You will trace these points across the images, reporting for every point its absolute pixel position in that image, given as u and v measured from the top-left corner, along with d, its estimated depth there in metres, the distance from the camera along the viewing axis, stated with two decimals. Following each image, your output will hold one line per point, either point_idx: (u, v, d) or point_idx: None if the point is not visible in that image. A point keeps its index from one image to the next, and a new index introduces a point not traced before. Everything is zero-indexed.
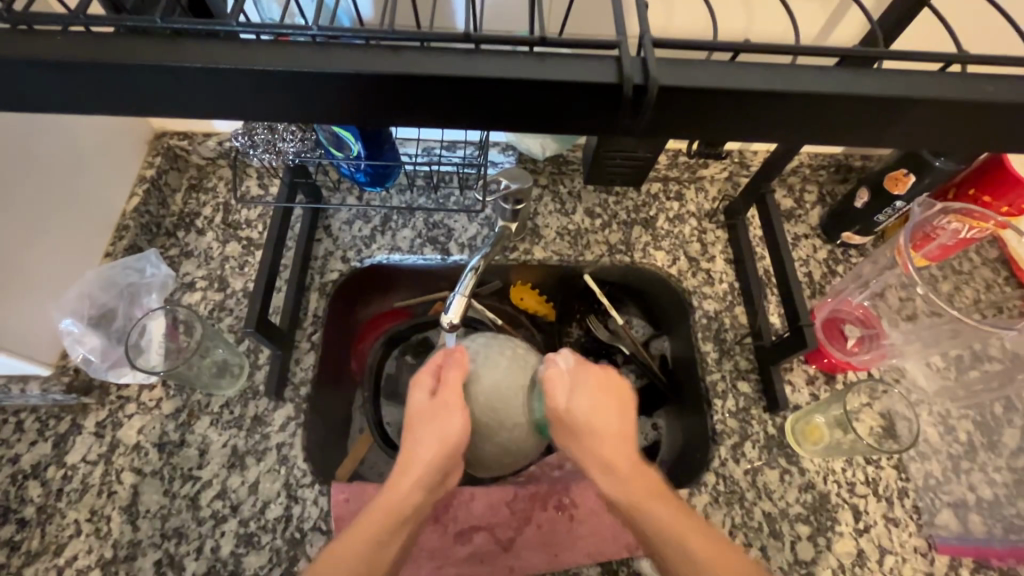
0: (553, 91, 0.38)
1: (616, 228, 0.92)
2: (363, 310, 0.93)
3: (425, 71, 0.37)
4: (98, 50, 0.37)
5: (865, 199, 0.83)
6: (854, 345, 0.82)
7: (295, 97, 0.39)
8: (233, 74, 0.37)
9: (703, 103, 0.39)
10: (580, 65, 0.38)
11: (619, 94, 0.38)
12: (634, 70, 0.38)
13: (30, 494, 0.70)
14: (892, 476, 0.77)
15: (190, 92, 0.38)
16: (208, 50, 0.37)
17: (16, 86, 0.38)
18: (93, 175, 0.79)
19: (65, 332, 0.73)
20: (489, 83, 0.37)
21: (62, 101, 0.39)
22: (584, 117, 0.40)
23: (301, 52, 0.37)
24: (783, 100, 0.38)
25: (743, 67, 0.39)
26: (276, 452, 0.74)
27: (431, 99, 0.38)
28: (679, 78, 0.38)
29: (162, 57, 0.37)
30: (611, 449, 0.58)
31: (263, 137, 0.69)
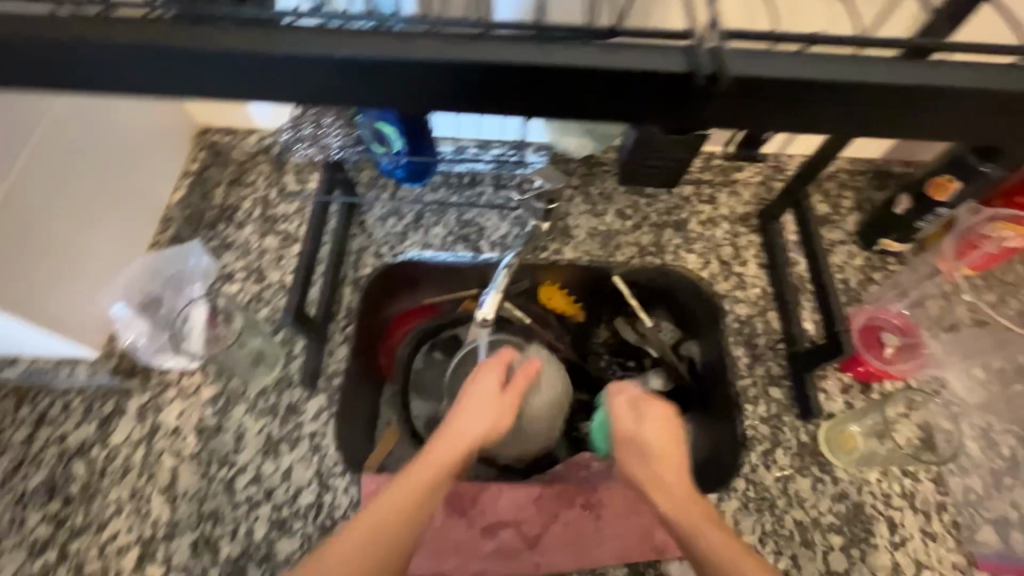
0: (625, 82, 0.38)
1: (647, 230, 0.92)
2: (389, 308, 0.89)
3: (505, 58, 0.38)
4: (176, 38, 0.38)
5: (906, 205, 0.80)
6: (893, 354, 0.79)
7: (374, 86, 0.40)
8: (317, 63, 0.38)
9: (774, 94, 0.38)
10: (650, 54, 0.38)
11: (692, 84, 0.38)
12: (710, 59, 0.38)
13: (76, 472, 0.73)
14: (931, 489, 0.75)
15: (274, 81, 0.40)
16: (295, 40, 0.39)
17: (96, 68, 0.39)
18: (144, 164, 0.83)
19: (116, 317, 0.78)
20: (567, 72, 0.38)
21: (144, 81, 0.40)
22: (649, 108, 0.40)
23: (378, 41, 0.38)
24: (844, 90, 0.38)
25: (811, 58, 0.38)
26: (309, 441, 0.76)
27: (500, 89, 0.39)
28: (758, 67, 0.38)
29: (253, 45, 0.38)
30: (668, 471, 0.60)
31: (308, 132, 0.72)
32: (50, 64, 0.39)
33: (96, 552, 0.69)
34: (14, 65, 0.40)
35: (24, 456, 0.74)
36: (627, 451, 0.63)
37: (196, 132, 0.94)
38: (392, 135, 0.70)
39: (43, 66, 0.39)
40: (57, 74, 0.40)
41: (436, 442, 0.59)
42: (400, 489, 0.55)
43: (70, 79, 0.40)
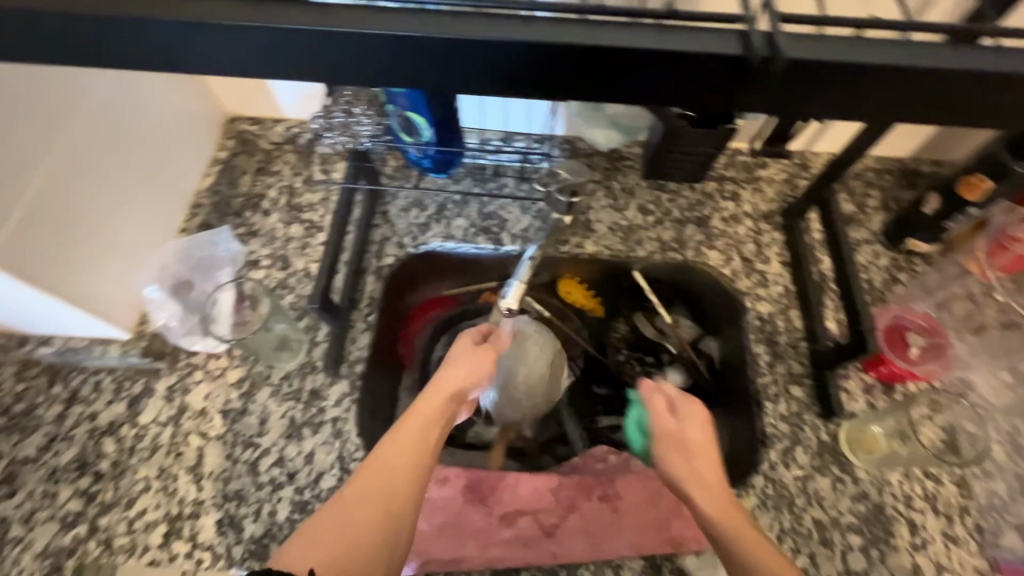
0: (684, 66, 0.37)
1: (668, 226, 0.91)
2: (411, 298, 0.91)
3: (556, 40, 0.36)
4: (190, 11, 0.35)
5: (934, 205, 0.80)
6: (918, 355, 0.77)
7: (424, 66, 0.37)
8: (379, 39, 0.36)
9: (828, 80, 0.37)
10: (702, 36, 0.37)
11: (745, 67, 0.37)
12: (763, 42, 0.36)
13: (106, 449, 0.75)
14: (953, 492, 0.74)
15: (328, 59, 0.37)
16: (354, 17, 0.36)
17: (109, 43, 0.37)
18: (175, 148, 0.84)
19: (148, 298, 0.79)
20: (626, 53, 0.36)
21: (186, 56, 0.37)
22: (706, 91, 0.38)
23: (411, 18, 0.36)
24: (893, 76, 0.37)
25: (863, 43, 0.37)
26: (331, 425, 0.77)
27: (552, 71, 0.38)
28: (811, 51, 0.36)
29: (311, 21, 0.36)
30: (702, 466, 0.65)
31: (340, 120, 0.73)
32: (84, 37, 0.36)
33: (124, 528, 0.71)
34: (42, 37, 0.36)
35: (56, 433, 0.76)
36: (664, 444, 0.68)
37: (226, 121, 0.95)
38: (420, 123, 0.70)
39: (81, 45, 0.37)
40: (91, 50, 0.37)
41: (425, 396, 0.65)
42: (399, 439, 0.61)
43: (104, 55, 0.37)
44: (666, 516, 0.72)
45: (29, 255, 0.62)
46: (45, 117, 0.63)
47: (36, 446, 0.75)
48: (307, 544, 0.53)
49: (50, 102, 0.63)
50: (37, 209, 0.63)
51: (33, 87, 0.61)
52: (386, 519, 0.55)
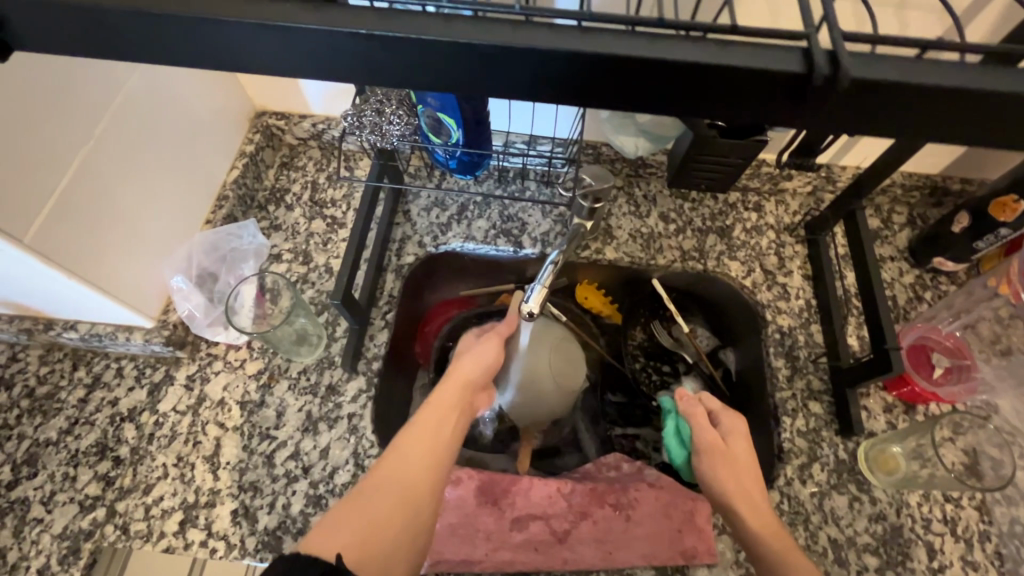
0: (745, 83, 0.35)
1: (690, 235, 0.91)
2: (431, 297, 0.95)
3: (618, 52, 0.34)
4: (223, 11, 0.35)
5: (964, 224, 0.79)
6: (942, 376, 0.77)
7: (456, 70, 0.36)
8: (437, 45, 0.35)
9: (892, 101, 0.35)
10: (765, 52, 0.35)
11: (806, 84, 0.34)
12: (825, 59, 0.34)
13: (126, 435, 0.76)
14: (974, 517, 0.73)
15: (382, 62, 0.36)
16: (415, 23, 0.35)
17: (144, 42, 0.36)
18: (204, 142, 0.84)
19: (175, 288, 0.79)
20: (686, 68, 0.34)
21: (239, 52, 0.36)
22: (762, 109, 0.37)
23: (443, 22, 0.35)
24: (959, 98, 0.34)
25: (924, 62, 0.35)
26: (347, 421, 0.77)
27: (604, 83, 0.36)
28: (882, 73, 0.34)
29: (371, 25, 0.34)
30: (749, 483, 0.63)
31: (371, 119, 0.72)
32: (136, 32, 0.36)
33: (141, 514, 0.72)
34: (82, 33, 0.36)
35: (78, 417, 0.77)
36: (713, 457, 0.65)
37: (253, 114, 0.94)
38: (450, 125, 0.70)
39: (127, 36, 0.36)
40: (139, 43, 0.36)
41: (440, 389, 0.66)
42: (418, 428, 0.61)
43: (154, 51, 0.37)
44: (679, 526, 0.72)
45: (61, 243, 0.63)
46: (83, 107, 0.64)
47: (58, 429, 0.77)
48: (330, 529, 0.53)
49: (88, 92, 0.64)
50: (70, 198, 0.63)
51: (74, 77, 0.62)
52: (405, 504, 0.55)
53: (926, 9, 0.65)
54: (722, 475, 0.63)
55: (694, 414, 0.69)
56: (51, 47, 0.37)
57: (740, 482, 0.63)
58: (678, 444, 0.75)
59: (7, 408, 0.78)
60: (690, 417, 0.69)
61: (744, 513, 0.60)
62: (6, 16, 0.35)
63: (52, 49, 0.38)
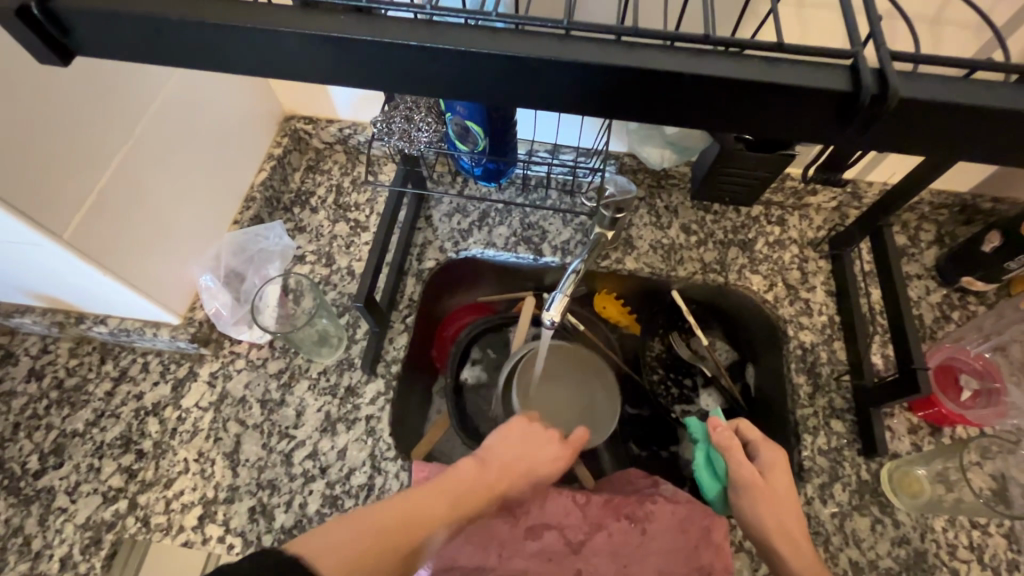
0: (786, 99, 0.35)
1: (712, 247, 0.90)
2: (449, 301, 0.96)
3: (664, 67, 0.34)
4: (275, 21, 0.36)
5: (994, 243, 0.77)
6: (970, 399, 0.75)
7: (500, 81, 0.37)
8: (482, 57, 0.35)
9: (937, 119, 0.34)
10: (807, 70, 0.34)
11: (852, 103, 0.34)
12: (871, 78, 0.34)
13: (149, 429, 0.78)
14: (1002, 545, 0.71)
15: (428, 73, 0.37)
16: (462, 35, 0.35)
17: (195, 50, 0.38)
18: (235, 145, 0.86)
19: (203, 286, 0.81)
20: (734, 84, 0.34)
21: (290, 59, 0.37)
22: (805, 127, 0.37)
23: (492, 35, 0.35)
24: (1003, 118, 0.34)
25: (976, 83, 0.34)
26: (365, 423, 0.78)
27: (648, 96, 0.36)
28: (929, 92, 0.34)
29: (422, 36, 0.35)
30: (788, 517, 0.62)
31: (400, 126, 0.72)
32: (190, 40, 0.37)
33: (161, 507, 0.73)
34: (135, 41, 0.37)
35: (105, 409, 0.79)
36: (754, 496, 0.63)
37: (282, 118, 0.96)
38: (477, 133, 0.71)
39: (181, 46, 0.37)
40: (191, 51, 0.38)
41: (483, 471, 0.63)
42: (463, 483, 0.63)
43: (204, 59, 0.38)
44: (696, 542, 0.71)
45: (97, 240, 0.65)
46: (121, 108, 0.65)
47: (84, 421, 0.78)
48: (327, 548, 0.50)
49: (128, 96, 0.66)
50: (108, 196, 0.65)
51: (117, 82, 0.64)
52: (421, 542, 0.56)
53: (959, 23, 0.64)
54: (762, 515, 0.62)
55: (728, 448, 0.65)
56: (108, 50, 0.39)
57: (780, 518, 0.62)
58: (710, 474, 0.70)
59: (37, 399, 0.80)
60: (726, 450, 0.66)
61: (782, 550, 0.61)
62: (68, 22, 0.37)
63: (109, 52, 0.39)
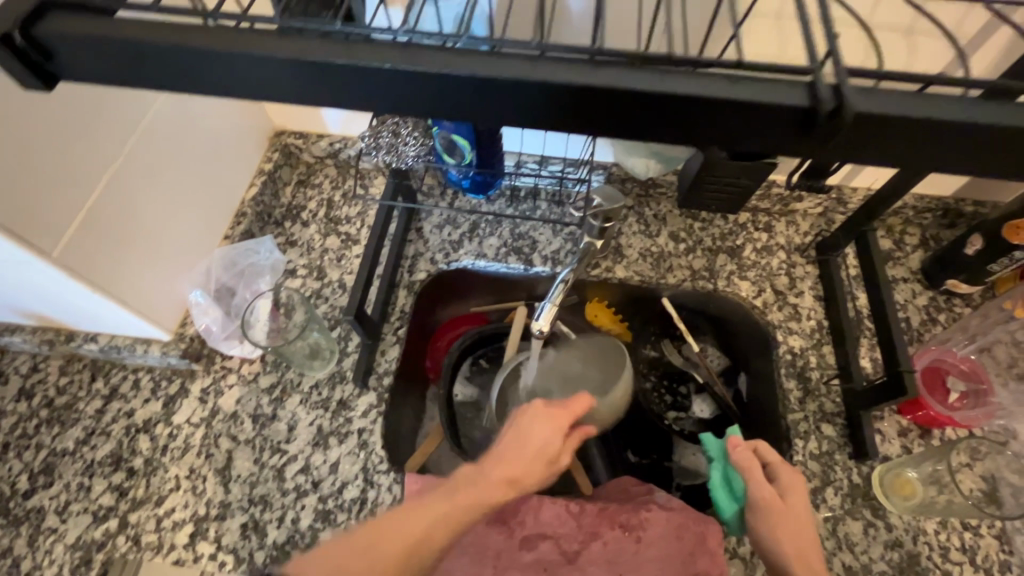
0: (750, 116, 0.36)
1: (700, 254, 0.91)
2: (442, 312, 0.97)
3: (629, 87, 0.35)
4: (256, 46, 0.36)
5: (977, 246, 0.78)
6: (958, 400, 0.76)
7: (473, 102, 0.37)
8: (454, 79, 0.36)
9: (893, 133, 0.35)
10: (767, 87, 0.36)
11: (810, 118, 0.35)
12: (829, 94, 0.35)
13: (140, 446, 0.77)
14: (994, 546, 0.71)
15: (405, 94, 0.37)
16: (435, 57, 0.36)
17: (177, 75, 0.38)
18: (227, 162, 0.87)
19: (193, 302, 0.80)
20: (697, 101, 0.35)
21: (269, 83, 0.38)
22: (770, 139, 0.37)
23: (463, 57, 0.36)
24: (957, 132, 0.35)
25: (940, 98, 0.35)
26: (357, 436, 0.78)
27: (617, 113, 0.37)
28: (884, 107, 0.35)
29: (396, 59, 0.36)
30: (804, 542, 0.59)
31: (387, 141, 0.74)
32: (171, 63, 0.37)
33: (153, 526, 0.73)
34: (117, 64, 0.38)
35: (95, 427, 0.79)
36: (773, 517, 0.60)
37: (272, 133, 0.97)
38: (464, 146, 0.72)
39: (162, 69, 0.38)
40: (173, 75, 0.38)
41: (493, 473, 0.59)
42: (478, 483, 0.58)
43: (185, 82, 0.39)
44: (691, 549, 0.71)
45: (87, 257, 0.65)
46: (113, 127, 0.66)
47: (75, 439, 0.78)
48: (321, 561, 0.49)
49: (119, 116, 0.67)
50: (98, 213, 0.66)
51: (107, 102, 0.65)
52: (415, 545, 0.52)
53: (932, 33, 0.66)
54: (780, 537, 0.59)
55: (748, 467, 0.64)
56: (92, 76, 0.39)
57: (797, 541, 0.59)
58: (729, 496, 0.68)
59: (27, 417, 0.80)
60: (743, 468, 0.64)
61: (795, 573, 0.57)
62: (54, 48, 0.37)
63: (92, 78, 0.39)
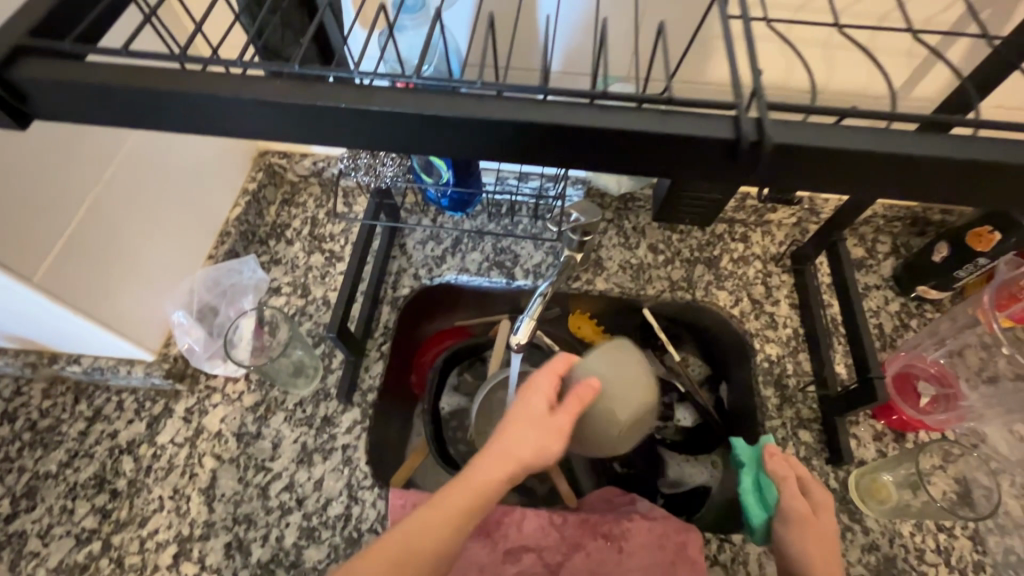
0: (689, 147, 0.38)
1: (679, 265, 0.93)
2: (428, 326, 0.98)
3: (572, 122, 0.37)
4: (219, 87, 0.38)
5: (943, 253, 0.81)
6: (929, 404, 0.78)
7: (426, 138, 0.39)
8: (406, 117, 0.38)
9: (824, 161, 0.37)
10: (701, 119, 0.37)
11: (733, 149, 0.37)
12: (751, 127, 0.37)
13: (124, 467, 0.77)
14: (968, 547, 0.73)
15: (360, 131, 0.39)
16: (387, 96, 0.38)
17: (146, 114, 0.39)
18: (209, 185, 0.88)
19: (176, 322, 0.81)
20: (636, 136, 0.37)
21: (231, 120, 0.39)
22: (703, 169, 0.39)
23: (416, 95, 0.38)
24: (883, 161, 0.37)
25: (874, 130, 0.37)
26: (341, 453, 0.78)
27: (563, 147, 0.39)
28: (812, 138, 0.37)
29: (350, 98, 0.38)
30: (828, 555, 0.61)
31: (366, 162, 0.77)
32: (138, 104, 0.39)
33: (136, 547, 0.73)
34: (88, 103, 0.39)
35: (78, 449, 0.79)
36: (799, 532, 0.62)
37: (256, 153, 0.98)
38: (440, 166, 0.76)
39: (132, 109, 0.39)
40: (143, 114, 0.39)
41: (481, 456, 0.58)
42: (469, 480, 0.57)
43: (153, 120, 0.40)
44: (672, 558, 0.71)
45: (70, 281, 0.66)
46: (92, 155, 0.68)
47: (58, 462, 0.78)
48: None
49: (98, 145, 0.69)
50: (80, 237, 0.67)
51: (85, 130, 0.67)
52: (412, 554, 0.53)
53: (888, 52, 0.69)
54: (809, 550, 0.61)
55: (783, 479, 0.66)
56: (65, 115, 0.40)
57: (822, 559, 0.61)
58: (758, 502, 0.69)
59: (9, 441, 0.79)
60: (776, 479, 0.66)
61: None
62: (28, 90, 0.39)
63: (66, 117, 0.41)
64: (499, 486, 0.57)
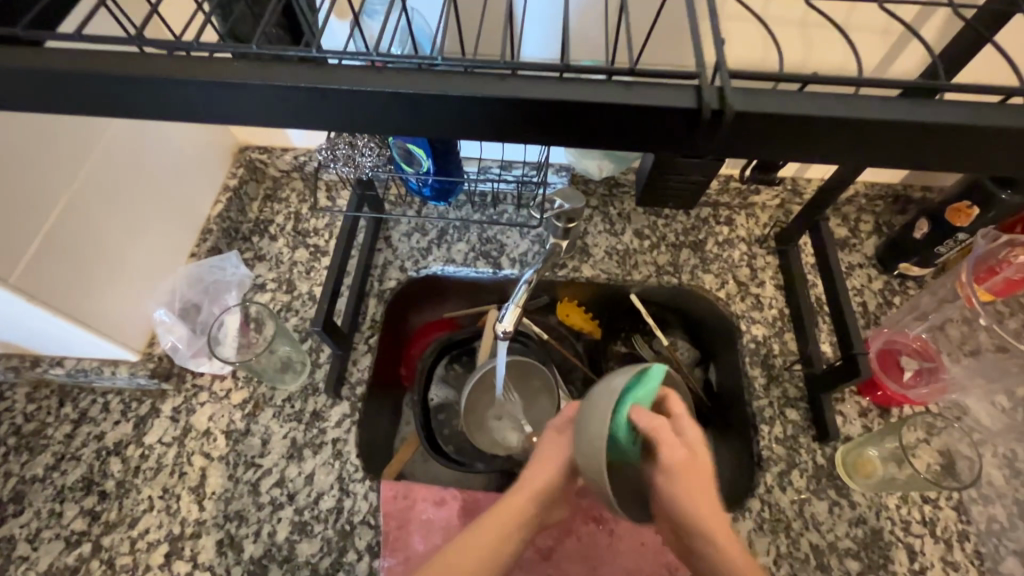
0: (658, 119, 0.38)
1: (665, 250, 0.93)
2: (416, 319, 0.98)
3: (538, 96, 0.37)
4: (181, 70, 0.37)
5: (925, 229, 0.81)
6: (912, 378, 0.79)
7: (393, 120, 0.39)
8: (368, 95, 0.37)
9: (789, 130, 0.38)
10: (667, 90, 0.38)
11: (697, 118, 0.37)
12: (714, 95, 0.37)
13: (112, 469, 0.77)
14: (953, 517, 0.74)
15: (326, 111, 0.39)
16: (350, 75, 0.38)
17: (110, 100, 0.39)
18: (189, 181, 0.87)
19: (158, 320, 0.80)
20: (602, 108, 0.37)
21: (195, 104, 0.39)
22: (675, 142, 0.39)
23: (382, 73, 0.38)
24: (854, 128, 0.37)
25: (845, 100, 0.37)
26: (331, 447, 0.78)
27: (534, 123, 0.38)
28: (778, 106, 0.37)
29: (312, 78, 0.37)
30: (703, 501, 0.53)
31: (344, 152, 0.77)
32: (101, 92, 0.38)
33: (126, 548, 0.72)
34: (51, 92, 0.38)
35: (65, 452, 0.78)
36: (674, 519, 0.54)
37: (236, 149, 0.97)
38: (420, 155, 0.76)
39: (95, 96, 0.38)
40: (108, 101, 0.39)
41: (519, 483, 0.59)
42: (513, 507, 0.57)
43: (120, 109, 0.39)
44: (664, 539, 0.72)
45: (48, 279, 0.66)
46: (67, 154, 0.67)
47: (44, 465, 0.77)
48: None
49: (74, 143, 0.68)
50: (58, 236, 0.67)
51: (57, 126, 0.66)
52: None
53: (863, 30, 0.69)
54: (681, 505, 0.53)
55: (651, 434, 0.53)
56: (28, 105, 0.40)
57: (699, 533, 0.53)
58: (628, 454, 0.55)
59: None
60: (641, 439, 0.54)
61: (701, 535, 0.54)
62: None
63: (29, 108, 0.40)
64: (501, 552, 0.55)
